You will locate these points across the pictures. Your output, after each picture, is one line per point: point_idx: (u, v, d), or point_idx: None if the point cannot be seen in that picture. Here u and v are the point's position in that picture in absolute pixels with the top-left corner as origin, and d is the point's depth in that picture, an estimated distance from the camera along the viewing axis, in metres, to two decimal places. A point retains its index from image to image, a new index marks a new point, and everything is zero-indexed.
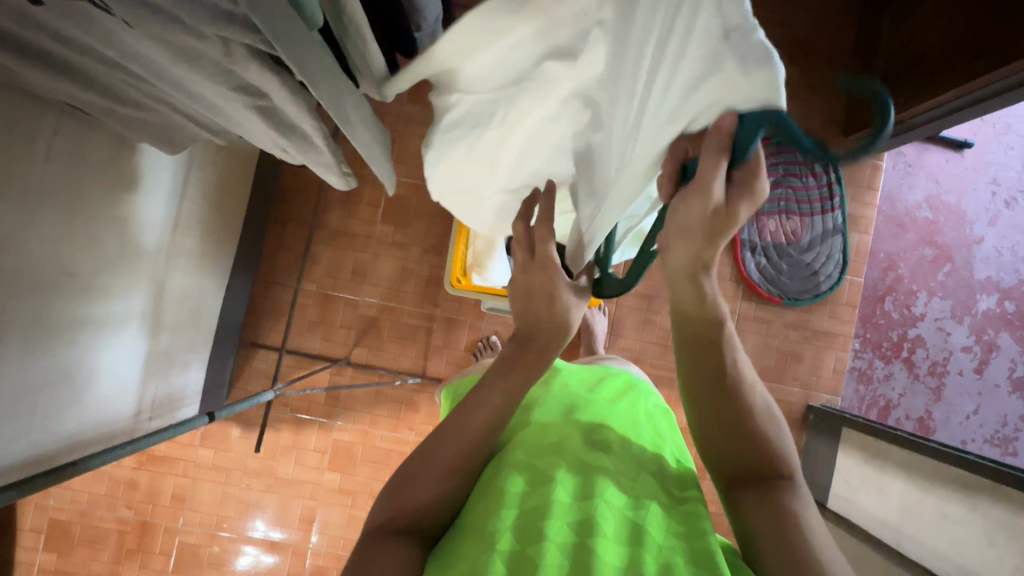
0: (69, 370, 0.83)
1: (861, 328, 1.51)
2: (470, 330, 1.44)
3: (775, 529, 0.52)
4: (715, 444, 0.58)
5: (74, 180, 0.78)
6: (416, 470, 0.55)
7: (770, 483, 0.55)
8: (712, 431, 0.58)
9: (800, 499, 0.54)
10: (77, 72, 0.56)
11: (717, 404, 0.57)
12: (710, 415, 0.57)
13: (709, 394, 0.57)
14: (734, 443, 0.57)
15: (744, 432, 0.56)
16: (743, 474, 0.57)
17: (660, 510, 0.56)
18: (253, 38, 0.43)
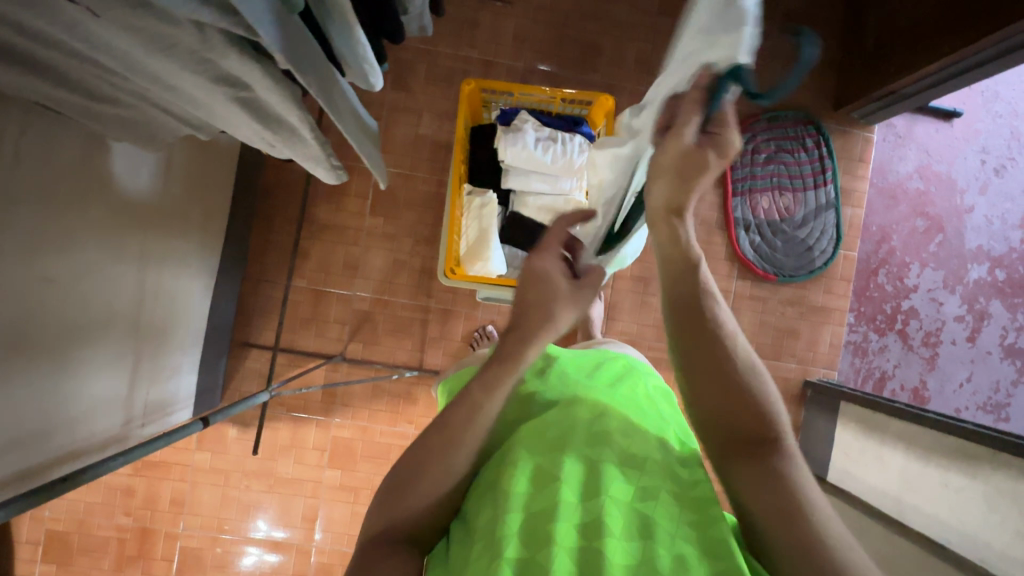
0: (54, 380, 0.80)
1: (856, 302, 1.51)
2: (466, 320, 1.42)
3: (772, 494, 0.52)
4: (708, 408, 0.57)
5: (47, 182, 0.75)
6: (410, 479, 0.53)
7: (765, 448, 0.55)
8: (703, 394, 0.57)
9: (792, 465, 0.54)
10: (45, 68, 0.53)
11: (706, 362, 0.57)
12: (701, 375, 0.57)
13: (697, 352, 0.58)
14: (727, 405, 0.56)
15: (735, 393, 0.56)
16: (737, 441, 0.56)
17: (670, 498, 0.56)
18: (230, 23, 0.40)
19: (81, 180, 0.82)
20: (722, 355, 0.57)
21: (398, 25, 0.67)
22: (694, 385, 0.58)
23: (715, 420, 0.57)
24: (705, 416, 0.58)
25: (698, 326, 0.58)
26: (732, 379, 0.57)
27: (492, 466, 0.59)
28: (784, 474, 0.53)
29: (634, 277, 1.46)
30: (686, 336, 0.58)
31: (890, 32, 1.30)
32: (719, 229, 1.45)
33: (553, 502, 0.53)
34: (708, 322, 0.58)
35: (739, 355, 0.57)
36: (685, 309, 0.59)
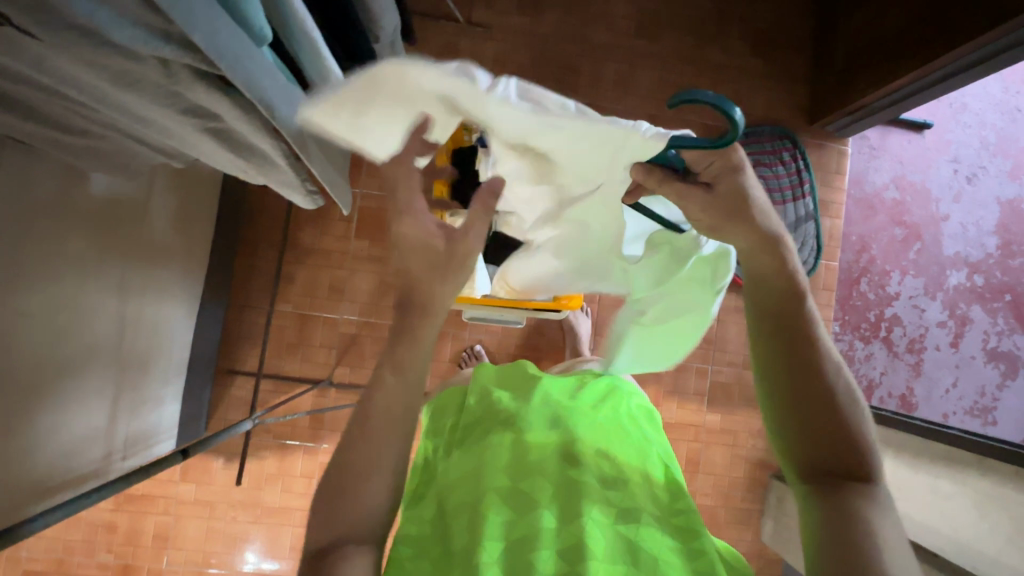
0: (31, 416, 0.79)
1: (839, 311, 1.53)
2: (454, 340, 1.42)
3: (839, 527, 0.49)
4: (791, 427, 0.55)
5: (25, 217, 0.75)
6: (342, 480, 0.52)
7: (850, 484, 0.52)
8: (790, 412, 0.55)
9: (877, 505, 0.50)
10: (13, 101, 0.53)
11: (797, 381, 0.55)
12: (791, 393, 0.55)
13: (791, 371, 0.55)
14: (816, 429, 0.54)
15: (827, 420, 0.53)
16: (820, 469, 0.53)
17: (654, 523, 0.56)
18: (194, 58, 0.41)
19: (58, 213, 0.82)
20: (819, 381, 0.54)
21: (369, 52, 0.68)
22: (781, 401, 0.56)
23: (799, 440, 0.55)
24: (789, 433, 0.55)
25: (793, 346, 0.56)
26: (822, 402, 0.54)
27: (456, 479, 0.59)
28: (867, 516, 0.49)
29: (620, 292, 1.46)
30: (776, 355, 0.57)
31: (857, 49, 1.34)
32: None
33: (534, 527, 0.53)
34: (802, 344, 0.56)
35: (837, 386, 0.54)
36: (780, 327, 0.57)
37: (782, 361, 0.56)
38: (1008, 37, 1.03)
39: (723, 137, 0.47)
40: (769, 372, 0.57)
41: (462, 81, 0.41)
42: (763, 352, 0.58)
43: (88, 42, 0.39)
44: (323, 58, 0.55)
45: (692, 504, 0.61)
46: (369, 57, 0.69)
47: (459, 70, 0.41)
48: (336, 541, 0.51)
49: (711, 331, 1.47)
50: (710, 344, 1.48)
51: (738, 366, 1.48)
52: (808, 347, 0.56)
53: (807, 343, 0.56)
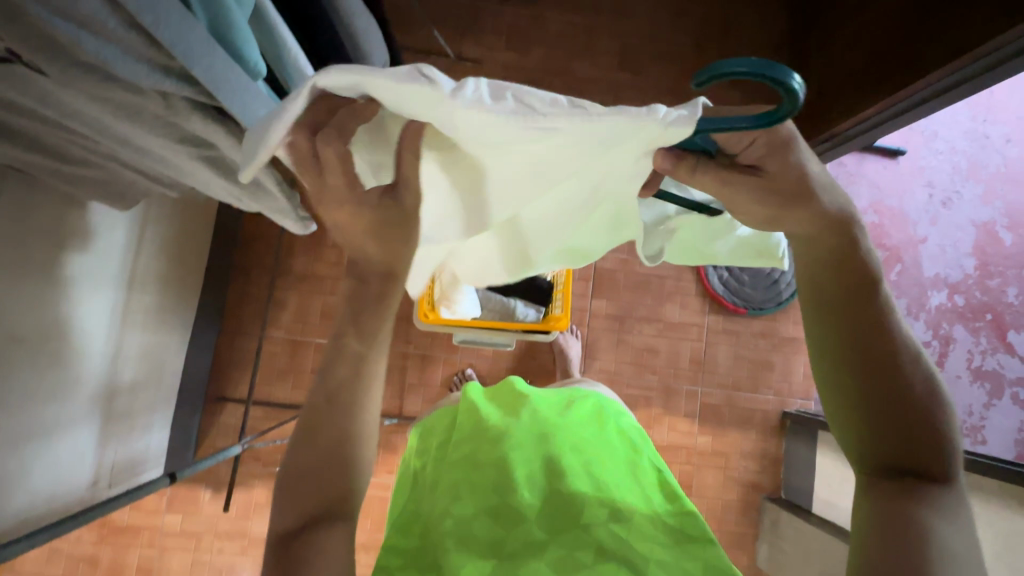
0: (19, 442, 0.79)
1: None
2: (445, 365, 1.42)
3: (893, 531, 0.44)
4: (847, 416, 0.50)
5: (20, 245, 0.77)
6: (309, 467, 0.49)
7: (913, 483, 0.46)
8: (844, 399, 0.50)
9: (943, 516, 0.44)
10: (16, 132, 0.55)
11: (854, 367, 0.49)
12: (846, 379, 0.49)
13: (851, 355, 0.49)
14: (875, 419, 0.48)
15: (888, 411, 0.47)
16: (885, 469, 0.48)
17: (645, 524, 0.57)
18: (192, 90, 0.43)
19: (54, 241, 0.83)
20: (886, 367, 0.48)
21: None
22: (836, 385, 0.50)
23: (854, 428, 0.49)
24: (842, 421, 0.50)
25: (857, 328, 0.49)
26: (893, 396, 0.47)
27: (440, 495, 0.61)
28: (930, 518, 0.44)
29: (608, 315, 1.48)
30: (833, 337, 0.51)
31: (829, 81, 1.40)
32: (688, 266, 1.50)
33: (524, 541, 0.54)
34: (867, 326, 0.49)
35: (911, 375, 0.48)
36: (846, 305, 0.50)
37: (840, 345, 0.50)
38: (964, 70, 1.04)
39: (772, 114, 0.40)
40: (825, 356, 0.51)
41: (420, 87, 0.40)
42: (819, 334, 0.52)
43: (93, 77, 0.41)
44: None
45: (688, 506, 0.62)
46: None
47: (412, 76, 0.39)
48: (307, 526, 0.48)
49: (700, 353, 1.49)
50: (699, 366, 1.49)
51: (727, 388, 1.49)
52: (873, 331, 0.49)
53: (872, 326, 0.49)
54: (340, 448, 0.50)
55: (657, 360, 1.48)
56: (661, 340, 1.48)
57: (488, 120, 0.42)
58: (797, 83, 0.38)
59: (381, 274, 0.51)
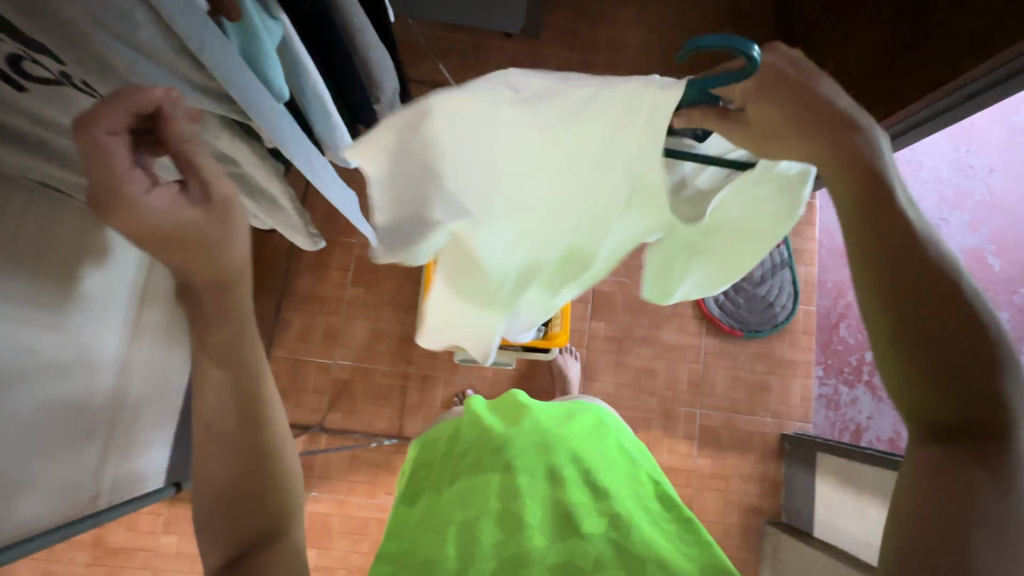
0: (30, 452, 0.81)
1: (822, 355, 1.56)
2: (445, 385, 1.44)
3: (939, 489, 0.37)
4: (889, 373, 0.40)
5: (41, 259, 0.81)
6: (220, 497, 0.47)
7: (981, 448, 0.37)
8: (886, 348, 0.40)
9: (1004, 477, 0.37)
10: (52, 151, 0.59)
11: (897, 306, 0.39)
12: (888, 321, 0.40)
13: (888, 295, 0.39)
14: (927, 372, 0.38)
15: (945, 359, 0.38)
16: (953, 422, 0.38)
17: (646, 529, 0.59)
18: (225, 107, 0.47)
19: (72, 254, 0.87)
20: (943, 305, 0.38)
21: (374, 111, 0.75)
22: (876, 334, 0.41)
23: (902, 385, 0.40)
24: (887, 380, 0.41)
25: (894, 259, 0.39)
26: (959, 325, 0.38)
27: (448, 506, 0.62)
28: (1000, 485, 0.36)
29: (607, 337, 1.50)
30: (866, 271, 0.41)
31: None
32: None
33: (526, 548, 0.55)
34: (901, 256, 0.39)
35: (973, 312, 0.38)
36: (878, 232, 0.40)
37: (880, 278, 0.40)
38: (948, 99, 1.08)
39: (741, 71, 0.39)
40: (861, 294, 0.41)
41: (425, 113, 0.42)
42: (855, 268, 0.42)
43: (137, 95, 0.45)
44: (332, 116, 0.63)
45: (685, 513, 0.64)
46: (370, 116, 0.77)
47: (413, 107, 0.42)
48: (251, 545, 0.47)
49: (697, 375, 1.51)
50: (698, 388, 1.51)
51: (726, 410, 1.50)
52: (915, 263, 0.39)
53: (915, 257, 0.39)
54: (250, 448, 0.48)
55: (655, 381, 1.50)
56: (658, 362, 1.50)
57: (495, 113, 0.42)
58: (755, 53, 0.38)
59: (209, 283, 0.46)
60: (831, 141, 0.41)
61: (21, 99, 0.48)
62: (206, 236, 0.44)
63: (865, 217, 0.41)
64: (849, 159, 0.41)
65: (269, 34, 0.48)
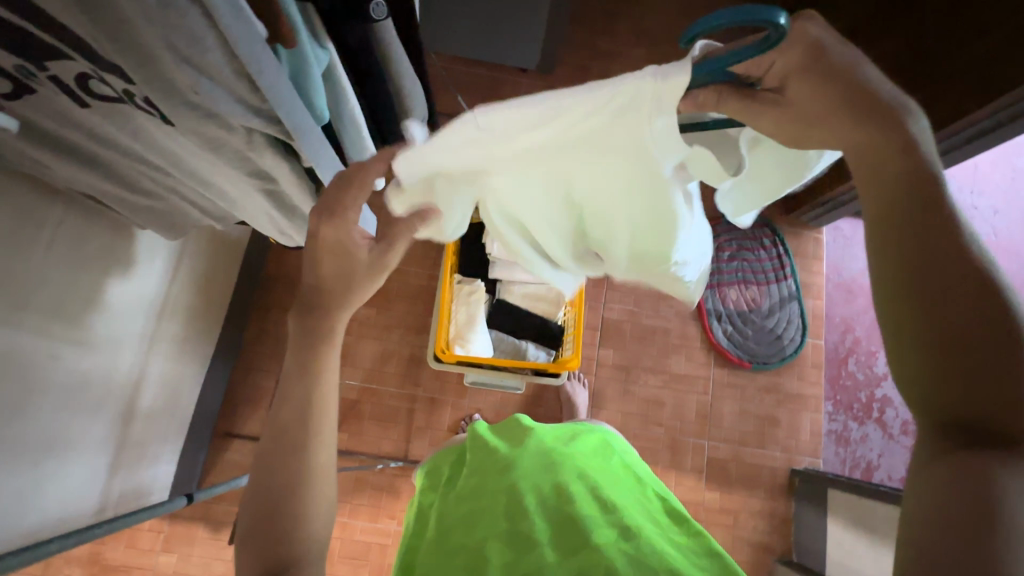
0: (42, 459, 0.81)
1: (831, 391, 1.54)
2: (452, 409, 1.44)
3: (952, 486, 0.37)
4: (917, 363, 0.39)
5: (71, 270, 0.84)
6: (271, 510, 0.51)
7: (995, 451, 0.37)
8: (914, 333, 0.39)
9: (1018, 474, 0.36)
10: (100, 164, 0.63)
11: (938, 290, 0.39)
12: (922, 307, 0.39)
13: (922, 279, 0.39)
14: (960, 359, 0.38)
15: (982, 346, 0.37)
16: (959, 410, 0.39)
17: (662, 545, 0.59)
18: (274, 127, 0.50)
19: (100, 265, 0.90)
20: (975, 286, 0.38)
21: (400, 136, 0.79)
22: (901, 317, 0.40)
23: (930, 375, 0.39)
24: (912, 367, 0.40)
25: (932, 245, 0.40)
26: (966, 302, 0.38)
27: (455, 527, 0.61)
28: (1015, 489, 0.36)
29: (615, 365, 1.51)
30: (898, 259, 0.41)
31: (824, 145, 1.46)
32: (693, 320, 1.54)
33: (535, 565, 0.54)
34: (938, 242, 0.40)
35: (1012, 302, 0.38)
36: (914, 220, 0.41)
37: (916, 266, 0.40)
38: (961, 132, 1.11)
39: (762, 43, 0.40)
40: (889, 283, 0.41)
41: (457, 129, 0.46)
42: (887, 257, 0.42)
43: (194, 114, 0.48)
44: None
45: (708, 539, 0.63)
46: (399, 142, 0.80)
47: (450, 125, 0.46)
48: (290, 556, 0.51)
49: (705, 406, 1.50)
50: (705, 419, 1.50)
51: (734, 443, 1.48)
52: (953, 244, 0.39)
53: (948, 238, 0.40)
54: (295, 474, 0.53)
55: (662, 411, 1.49)
56: (666, 392, 1.50)
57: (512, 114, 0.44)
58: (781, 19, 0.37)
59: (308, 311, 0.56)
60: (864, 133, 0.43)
61: (79, 113, 0.53)
62: (351, 267, 0.56)
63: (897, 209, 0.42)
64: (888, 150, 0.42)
65: (316, 61, 0.52)
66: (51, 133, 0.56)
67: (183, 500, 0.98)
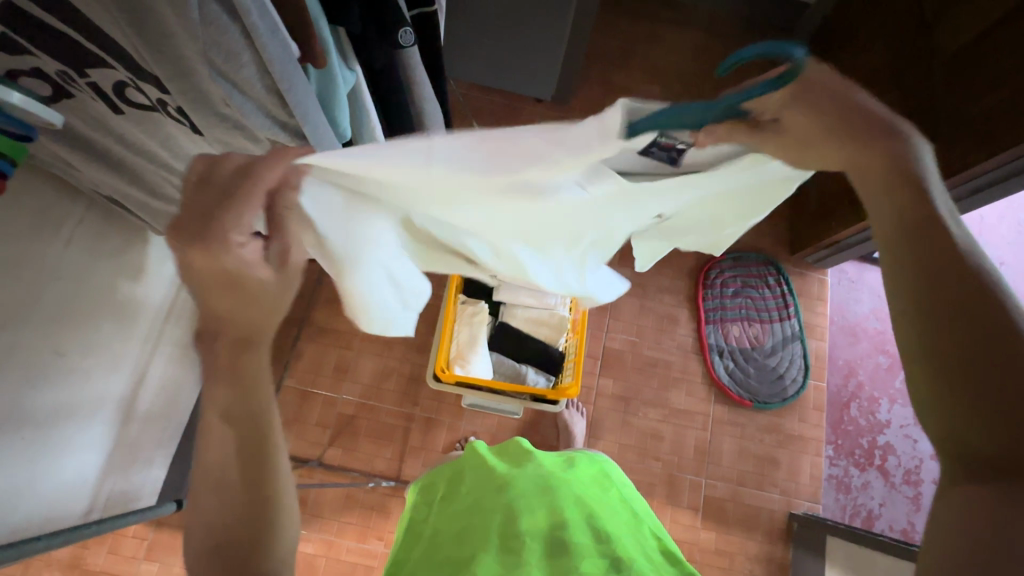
0: (34, 456, 0.80)
1: (833, 435, 1.52)
2: (448, 430, 1.42)
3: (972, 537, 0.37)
4: (934, 391, 0.41)
5: (85, 270, 0.86)
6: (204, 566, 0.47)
7: (1002, 490, 0.37)
8: (927, 361, 0.41)
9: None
10: (128, 170, 0.66)
11: (954, 317, 0.40)
12: (939, 336, 0.41)
13: (939, 307, 0.41)
14: (980, 389, 0.39)
15: (1006, 375, 0.38)
16: (983, 463, 0.38)
17: None
18: (298, 143, 0.52)
19: (111, 263, 0.92)
20: (993, 313, 0.39)
21: None
22: (922, 348, 0.42)
23: (950, 406, 0.40)
24: (928, 397, 0.41)
25: (946, 274, 0.41)
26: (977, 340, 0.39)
27: (446, 544, 0.61)
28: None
29: (615, 396, 1.50)
30: (913, 287, 0.43)
31: (831, 187, 1.47)
32: (695, 355, 1.54)
33: None
34: (951, 268, 0.41)
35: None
36: (932, 252, 0.42)
37: (932, 296, 0.41)
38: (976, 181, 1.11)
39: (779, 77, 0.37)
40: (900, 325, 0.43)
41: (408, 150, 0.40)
42: (903, 284, 0.43)
43: (223, 124, 0.50)
44: None
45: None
46: None
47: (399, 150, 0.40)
48: None
49: (704, 443, 1.48)
50: (704, 456, 1.48)
51: (732, 482, 1.46)
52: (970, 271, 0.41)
53: (962, 266, 0.41)
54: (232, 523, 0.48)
55: (661, 445, 1.47)
56: (665, 426, 1.49)
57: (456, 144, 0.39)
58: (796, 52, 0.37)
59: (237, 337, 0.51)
60: (880, 165, 0.45)
61: (112, 119, 0.55)
62: (269, 296, 0.52)
63: (911, 238, 0.43)
64: (899, 178, 0.44)
65: (343, 83, 0.54)
66: (84, 138, 0.59)
67: (174, 506, 0.97)
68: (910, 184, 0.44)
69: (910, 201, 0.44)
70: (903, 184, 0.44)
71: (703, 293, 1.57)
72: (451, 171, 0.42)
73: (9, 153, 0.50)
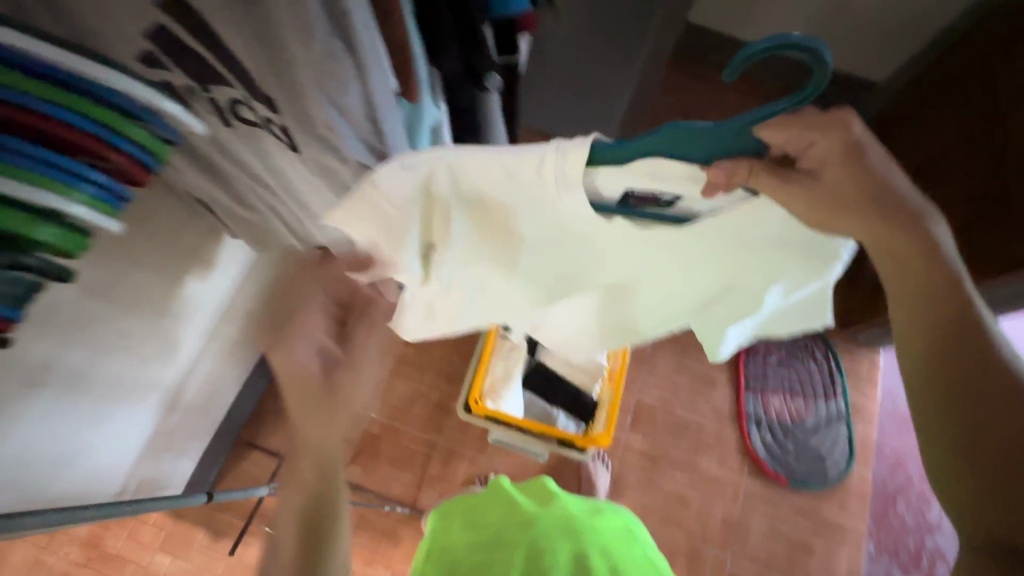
0: (84, 430, 0.85)
1: (875, 530, 1.41)
2: (468, 464, 1.41)
3: None
4: (959, 479, 0.46)
5: (163, 264, 0.92)
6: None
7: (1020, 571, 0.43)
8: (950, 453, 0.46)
9: None
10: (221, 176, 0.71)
11: (967, 406, 0.45)
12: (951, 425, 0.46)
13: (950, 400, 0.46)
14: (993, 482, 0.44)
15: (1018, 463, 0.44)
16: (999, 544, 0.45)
17: None
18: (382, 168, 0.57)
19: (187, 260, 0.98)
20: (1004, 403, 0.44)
21: None
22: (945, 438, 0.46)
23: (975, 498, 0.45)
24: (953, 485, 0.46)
25: (965, 366, 0.46)
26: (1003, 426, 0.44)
27: None
28: None
29: (642, 452, 1.45)
30: (934, 382, 0.47)
31: None
32: (731, 421, 1.48)
33: None
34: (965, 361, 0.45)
35: None
36: (949, 347, 0.46)
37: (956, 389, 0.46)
38: None
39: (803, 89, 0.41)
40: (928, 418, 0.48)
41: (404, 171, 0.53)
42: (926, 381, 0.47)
43: (320, 145, 0.55)
44: None
45: None
46: None
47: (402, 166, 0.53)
48: None
49: (732, 516, 1.40)
50: (730, 531, 1.39)
51: (759, 564, 1.37)
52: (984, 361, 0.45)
53: (974, 357, 0.45)
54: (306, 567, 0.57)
55: (685, 512, 1.40)
56: (691, 491, 1.42)
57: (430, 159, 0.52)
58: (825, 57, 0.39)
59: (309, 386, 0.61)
60: (918, 244, 0.46)
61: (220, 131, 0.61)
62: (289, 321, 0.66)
63: (933, 329, 0.47)
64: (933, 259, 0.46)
65: (429, 117, 0.59)
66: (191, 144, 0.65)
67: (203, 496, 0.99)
68: (935, 262, 0.46)
69: (937, 288, 0.46)
70: (930, 272, 0.46)
71: (745, 358, 1.52)
72: (433, 189, 0.55)
73: (156, 149, 0.60)
